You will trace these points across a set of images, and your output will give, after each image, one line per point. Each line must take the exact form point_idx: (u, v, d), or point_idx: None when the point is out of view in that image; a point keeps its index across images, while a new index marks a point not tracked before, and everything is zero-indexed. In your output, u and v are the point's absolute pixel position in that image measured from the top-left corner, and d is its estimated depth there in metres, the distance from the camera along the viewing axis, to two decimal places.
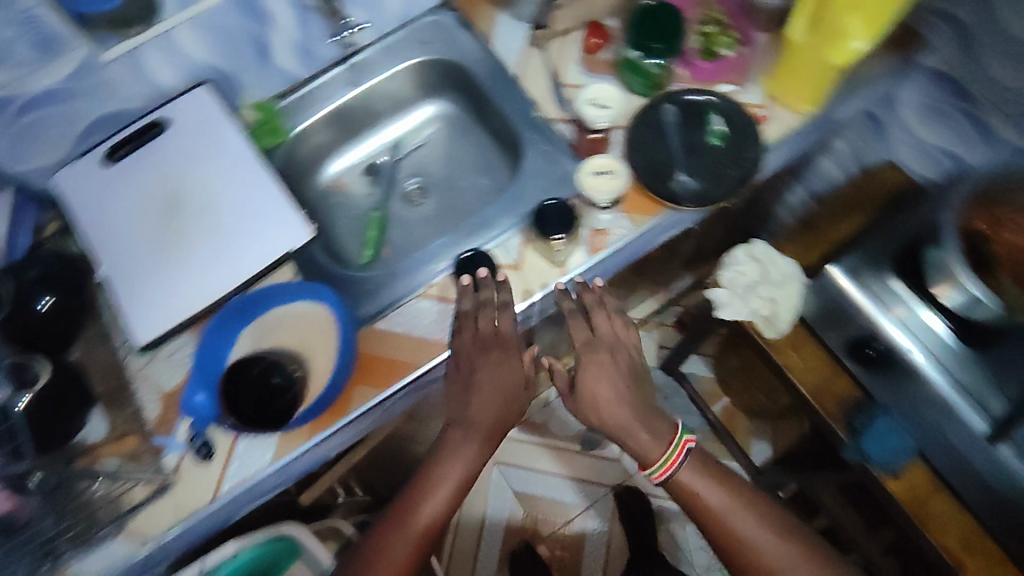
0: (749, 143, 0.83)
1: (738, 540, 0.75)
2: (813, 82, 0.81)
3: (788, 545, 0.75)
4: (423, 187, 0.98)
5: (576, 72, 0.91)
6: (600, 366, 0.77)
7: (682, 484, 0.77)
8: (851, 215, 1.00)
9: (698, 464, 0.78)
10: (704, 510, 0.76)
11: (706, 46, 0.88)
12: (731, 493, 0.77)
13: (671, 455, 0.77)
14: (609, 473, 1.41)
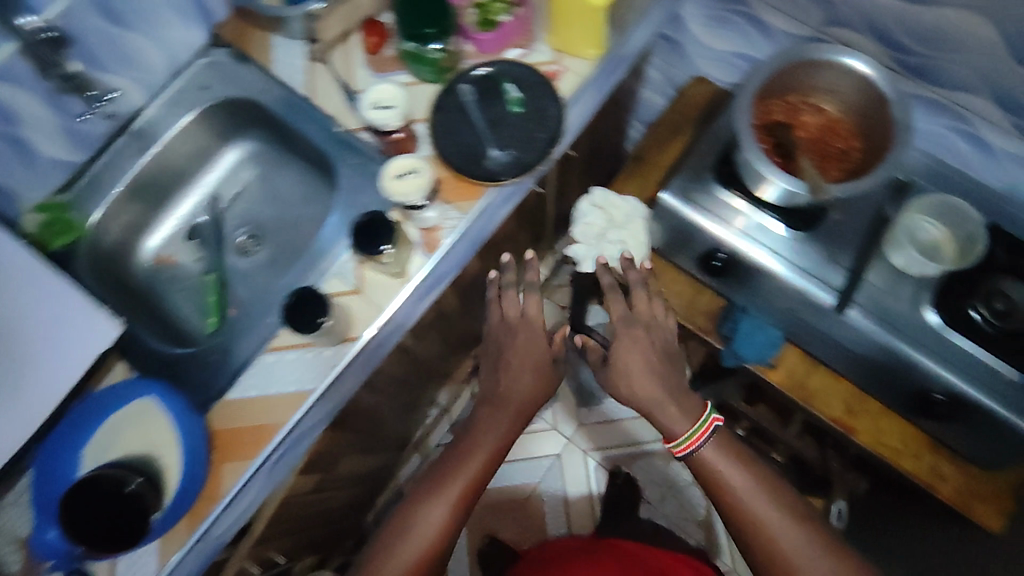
0: (548, 100, 0.82)
1: (762, 526, 0.77)
2: (586, 27, 0.81)
3: (815, 547, 0.75)
4: (255, 235, 0.94)
5: (365, 76, 0.87)
6: (636, 342, 0.87)
7: (703, 459, 0.82)
8: (672, 139, 1.05)
9: (719, 446, 0.82)
10: (738, 506, 0.79)
11: (483, 15, 0.84)
12: (754, 473, 0.81)
13: (695, 431, 0.82)
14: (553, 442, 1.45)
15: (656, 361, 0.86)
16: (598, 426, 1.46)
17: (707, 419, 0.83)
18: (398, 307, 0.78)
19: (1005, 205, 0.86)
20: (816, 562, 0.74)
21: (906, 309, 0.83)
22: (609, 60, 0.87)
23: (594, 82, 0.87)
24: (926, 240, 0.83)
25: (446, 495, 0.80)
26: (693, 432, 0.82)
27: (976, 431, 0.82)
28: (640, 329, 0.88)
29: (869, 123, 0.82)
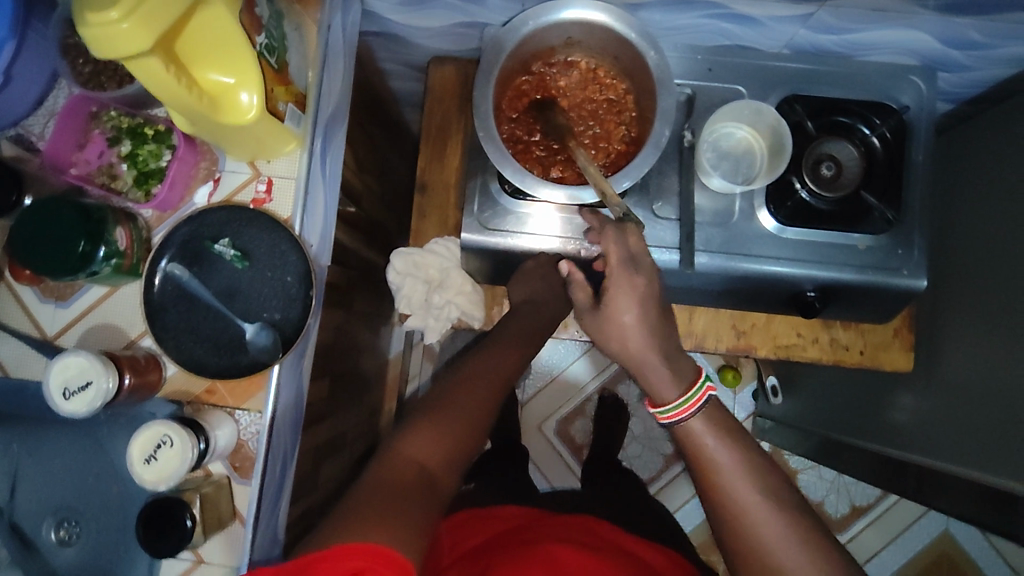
0: (274, 236, 0.65)
1: (740, 518, 0.56)
2: (264, 140, 0.62)
3: (808, 550, 0.54)
4: (63, 522, 0.67)
5: (52, 312, 0.66)
6: (633, 290, 0.61)
7: (688, 432, 0.60)
8: (449, 146, 0.88)
9: (714, 418, 0.61)
10: (722, 490, 0.57)
11: (138, 171, 0.65)
12: (741, 447, 0.59)
13: (693, 394, 0.60)
14: (542, 405, 1.44)
15: (655, 313, 0.62)
16: (538, 398, 1.44)
17: (703, 384, 0.61)
18: (251, 553, 0.65)
19: (793, 66, 0.78)
20: (807, 567, 0.53)
21: (748, 227, 0.77)
22: (317, 136, 0.68)
23: (315, 177, 0.69)
24: (735, 147, 0.77)
25: (480, 378, 0.67)
26: (689, 396, 0.60)
27: (855, 301, 0.81)
28: (635, 267, 0.61)
29: (625, 64, 0.70)
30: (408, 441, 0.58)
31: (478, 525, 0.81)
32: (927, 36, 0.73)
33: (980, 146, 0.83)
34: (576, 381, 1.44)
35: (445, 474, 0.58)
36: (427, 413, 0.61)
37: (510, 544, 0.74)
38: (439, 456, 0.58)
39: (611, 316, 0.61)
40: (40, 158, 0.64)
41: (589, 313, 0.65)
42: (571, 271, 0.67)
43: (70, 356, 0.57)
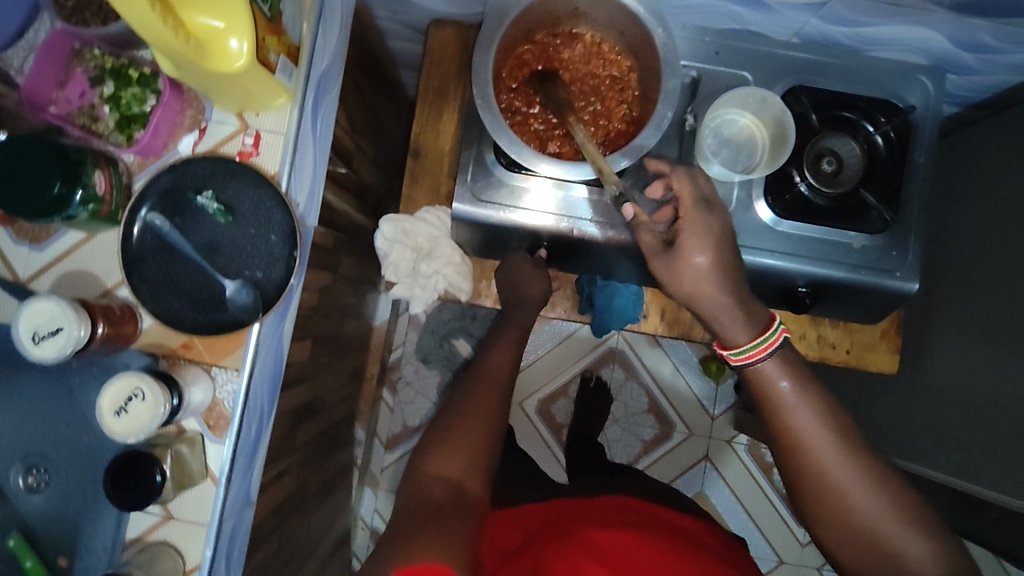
0: (259, 193, 0.63)
1: (805, 451, 0.59)
2: (252, 91, 0.60)
3: (875, 486, 0.57)
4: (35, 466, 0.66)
5: (25, 254, 0.64)
6: (708, 233, 0.62)
7: (762, 376, 0.60)
8: (445, 113, 0.86)
9: (787, 362, 0.61)
10: (791, 427, 0.59)
11: (120, 115, 0.63)
12: (812, 385, 0.60)
13: (764, 339, 0.60)
14: (526, 382, 1.44)
15: (729, 259, 0.62)
16: (522, 375, 1.44)
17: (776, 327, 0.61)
18: (221, 512, 0.65)
19: (800, 56, 0.76)
20: (868, 497, 0.57)
21: (745, 218, 0.76)
22: (309, 92, 0.66)
23: (304, 134, 0.67)
24: (738, 135, 0.75)
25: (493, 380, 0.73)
26: (763, 338, 0.61)
27: (843, 300, 0.80)
28: (708, 209, 0.63)
29: (631, 41, 0.69)
30: (435, 464, 0.64)
31: (510, 525, 0.82)
32: (939, 35, 0.72)
33: (982, 153, 0.82)
34: (561, 361, 1.44)
35: (472, 483, 0.63)
36: (450, 432, 0.66)
37: (552, 535, 0.76)
38: (462, 471, 0.64)
39: (681, 257, 0.61)
40: (18, 93, 0.61)
41: (658, 256, 0.63)
42: (637, 214, 0.64)
43: (40, 302, 0.55)
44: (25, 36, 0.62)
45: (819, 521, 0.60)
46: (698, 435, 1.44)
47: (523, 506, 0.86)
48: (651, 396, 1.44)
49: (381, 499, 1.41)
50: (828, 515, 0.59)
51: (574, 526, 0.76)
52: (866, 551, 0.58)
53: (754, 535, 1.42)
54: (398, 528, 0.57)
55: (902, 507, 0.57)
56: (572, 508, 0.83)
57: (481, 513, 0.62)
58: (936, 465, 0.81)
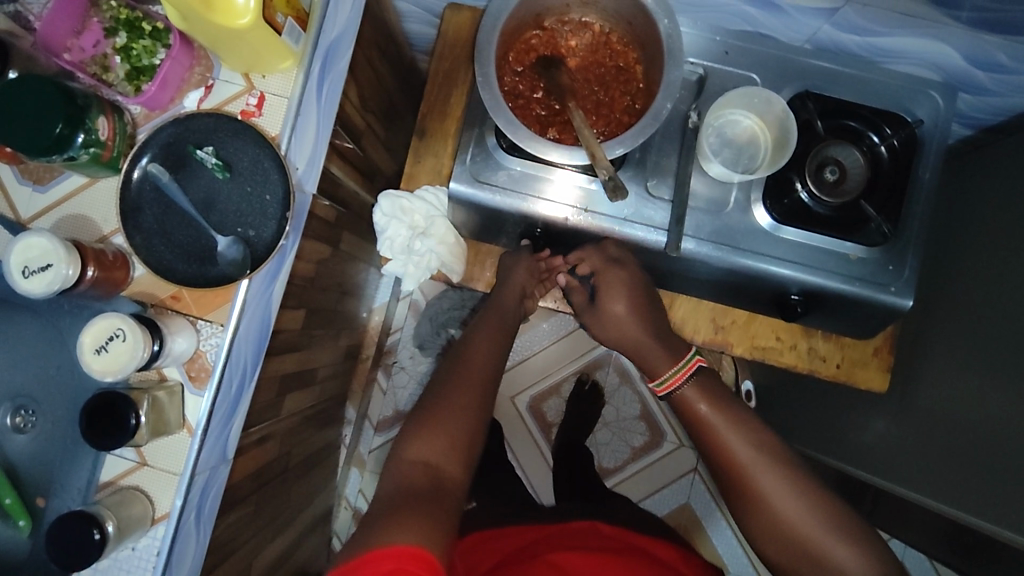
0: (258, 152, 0.64)
1: (735, 465, 0.63)
2: (257, 50, 0.61)
3: (800, 495, 0.60)
4: (21, 403, 0.68)
5: (32, 196, 0.66)
6: (623, 284, 0.74)
7: (685, 402, 0.68)
8: (454, 94, 0.87)
9: (704, 388, 0.68)
10: (716, 444, 0.64)
11: (131, 66, 0.65)
12: (730, 408, 0.66)
13: (682, 365, 0.70)
14: (521, 375, 1.44)
15: (642, 301, 0.75)
16: (517, 368, 1.44)
17: (691, 358, 0.71)
18: (194, 463, 0.65)
19: (810, 62, 0.76)
20: (796, 504, 0.59)
21: (741, 220, 0.75)
22: (316, 58, 0.67)
23: (308, 100, 0.68)
24: (740, 135, 0.75)
25: (475, 366, 0.72)
26: (676, 369, 0.70)
27: (837, 311, 0.80)
28: (619, 264, 0.75)
29: (638, 32, 0.69)
30: (411, 442, 0.64)
31: (485, 546, 0.80)
32: (953, 50, 0.71)
33: (990, 175, 0.81)
34: (558, 358, 1.44)
35: (445, 460, 0.63)
36: (427, 415, 0.66)
37: (529, 559, 0.75)
38: (440, 454, 0.63)
39: (604, 309, 0.75)
40: (33, 37, 0.63)
41: (586, 309, 0.78)
42: (568, 280, 0.80)
43: (33, 237, 0.57)
44: None
45: (765, 540, 0.61)
46: (687, 446, 1.43)
47: (500, 529, 0.84)
48: (643, 403, 1.44)
49: (366, 480, 1.41)
50: (767, 532, 0.60)
51: (550, 551, 0.76)
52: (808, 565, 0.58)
53: (736, 554, 1.40)
54: (375, 506, 0.58)
55: (830, 515, 0.59)
56: (549, 535, 0.81)
57: (451, 493, 0.61)
58: (921, 489, 0.80)
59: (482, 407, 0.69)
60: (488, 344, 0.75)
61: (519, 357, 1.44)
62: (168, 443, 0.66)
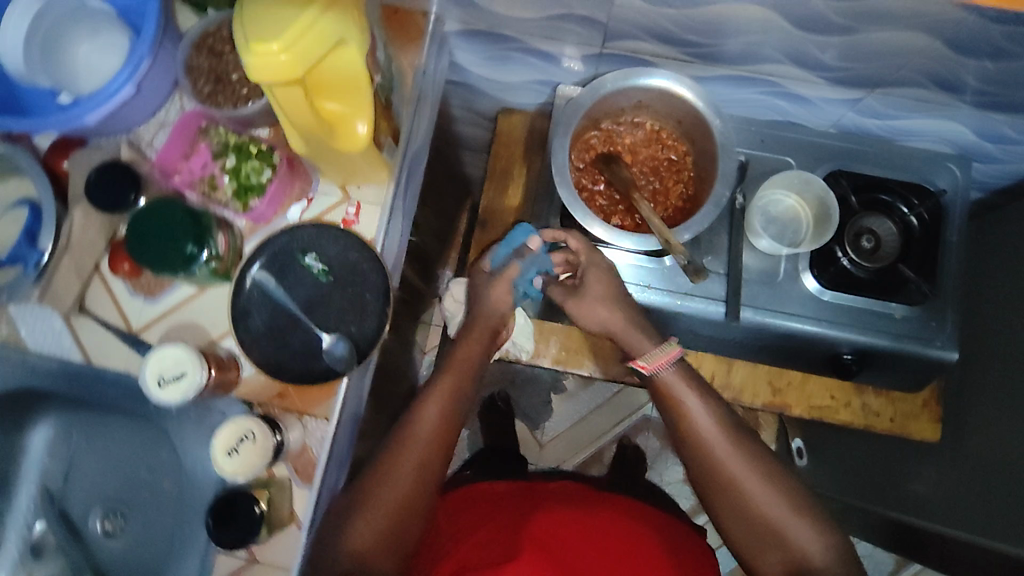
0: (359, 257, 0.69)
1: (707, 448, 0.67)
2: (360, 169, 0.67)
3: (772, 485, 0.66)
4: (119, 514, 0.81)
5: (145, 307, 0.72)
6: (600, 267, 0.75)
7: (665, 385, 0.70)
8: (511, 188, 0.95)
9: (684, 374, 0.71)
10: (696, 434, 0.68)
11: (239, 184, 0.71)
12: (711, 399, 0.70)
13: (662, 353, 0.71)
14: (563, 441, 1.45)
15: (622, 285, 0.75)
16: (561, 438, 1.46)
17: (669, 343, 0.72)
18: (304, 557, 0.67)
19: (837, 144, 0.84)
20: (765, 492, 0.66)
21: (791, 288, 0.81)
22: (403, 168, 0.74)
23: (396, 204, 0.75)
24: (783, 214, 0.82)
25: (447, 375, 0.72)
26: (660, 351, 0.71)
27: (888, 367, 0.84)
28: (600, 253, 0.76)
29: (686, 129, 0.78)
30: (426, 397, 0.70)
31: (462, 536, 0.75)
32: (964, 127, 0.79)
33: (1007, 233, 0.88)
34: (599, 419, 1.46)
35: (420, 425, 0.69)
36: None
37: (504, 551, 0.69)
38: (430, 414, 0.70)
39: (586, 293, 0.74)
40: (151, 164, 0.71)
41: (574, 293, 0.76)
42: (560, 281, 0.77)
43: (167, 348, 0.61)
44: (157, 114, 0.73)
45: (749, 550, 0.67)
46: None
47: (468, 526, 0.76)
48: None
49: None
50: (746, 530, 0.66)
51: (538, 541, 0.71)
52: (761, 544, 0.66)
53: None
54: None
55: (788, 494, 0.66)
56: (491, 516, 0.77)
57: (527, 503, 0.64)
58: (962, 527, 0.81)
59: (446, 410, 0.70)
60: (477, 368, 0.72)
61: (562, 424, 1.46)
62: (279, 538, 0.67)
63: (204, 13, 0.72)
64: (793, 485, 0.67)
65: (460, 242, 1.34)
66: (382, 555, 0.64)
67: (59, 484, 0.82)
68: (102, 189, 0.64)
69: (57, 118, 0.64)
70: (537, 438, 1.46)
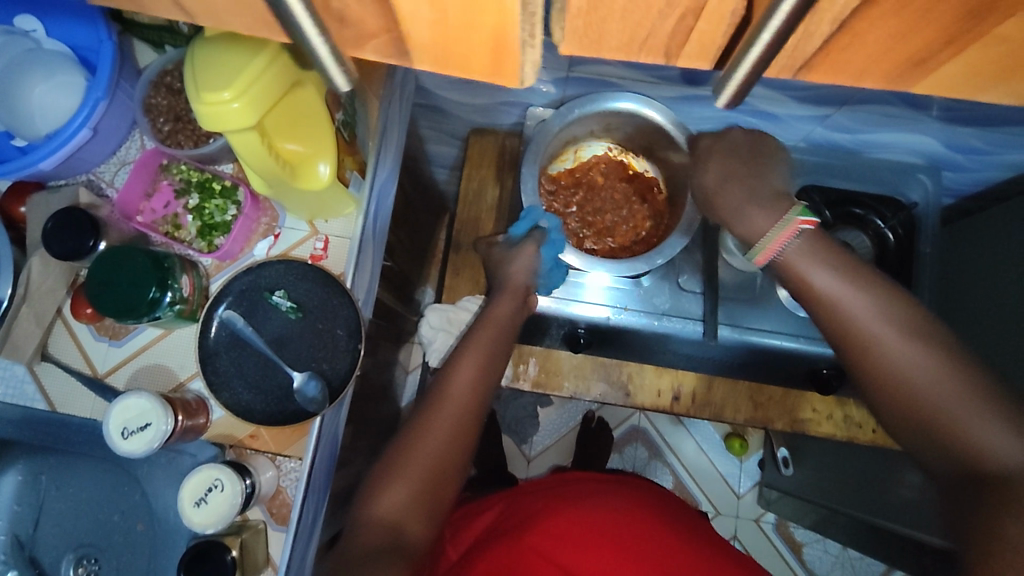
0: (329, 290, 0.68)
1: (851, 326, 0.53)
2: (328, 205, 0.67)
3: (939, 363, 0.50)
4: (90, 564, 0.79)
5: (109, 350, 0.70)
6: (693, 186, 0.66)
7: (791, 265, 0.56)
8: (485, 211, 0.94)
9: (817, 246, 0.55)
10: (838, 311, 0.53)
11: (203, 223, 0.70)
12: (852, 273, 0.54)
13: (782, 227, 0.56)
14: (553, 455, 1.43)
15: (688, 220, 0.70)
16: (549, 452, 1.44)
17: (790, 219, 0.56)
18: None
19: (807, 159, 0.84)
20: (933, 373, 0.50)
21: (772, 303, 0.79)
22: (371, 199, 0.73)
23: (365, 237, 0.73)
24: None
25: (473, 339, 0.69)
26: (775, 233, 0.57)
27: None
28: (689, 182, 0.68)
29: (656, 148, 0.79)
30: (456, 363, 0.67)
31: (496, 529, 0.71)
32: (932, 140, 0.79)
33: (979, 240, 0.88)
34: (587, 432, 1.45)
35: (446, 403, 0.65)
36: (514, 534, 0.68)
37: (534, 528, 0.67)
38: (471, 374, 0.66)
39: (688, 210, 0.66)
40: (111, 205, 0.70)
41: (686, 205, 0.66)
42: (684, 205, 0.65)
43: (130, 399, 0.61)
44: (116, 154, 0.72)
45: (917, 440, 0.51)
46: (725, 513, 1.42)
47: (510, 513, 0.73)
48: (675, 474, 1.43)
49: None
50: (909, 417, 0.51)
51: (562, 516, 0.68)
52: (926, 438, 0.50)
53: None
54: None
55: (964, 375, 0.49)
56: (497, 522, 0.72)
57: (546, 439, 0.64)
58: None
59: (471, 391, 0.66)
60: (480, 362, 0.67)
61: (550, 437, 1.44)
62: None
63: (164, 51, 0.71)
64: (952, 341, 0.51)
65: (438, 259, 1.32)
66: (415, 520, 0.61)
67: (28, 531, 0.74)
68: (59, 236, 0.63)
69: (11, 165, 0.62)
70: (524, 453, 1.44)
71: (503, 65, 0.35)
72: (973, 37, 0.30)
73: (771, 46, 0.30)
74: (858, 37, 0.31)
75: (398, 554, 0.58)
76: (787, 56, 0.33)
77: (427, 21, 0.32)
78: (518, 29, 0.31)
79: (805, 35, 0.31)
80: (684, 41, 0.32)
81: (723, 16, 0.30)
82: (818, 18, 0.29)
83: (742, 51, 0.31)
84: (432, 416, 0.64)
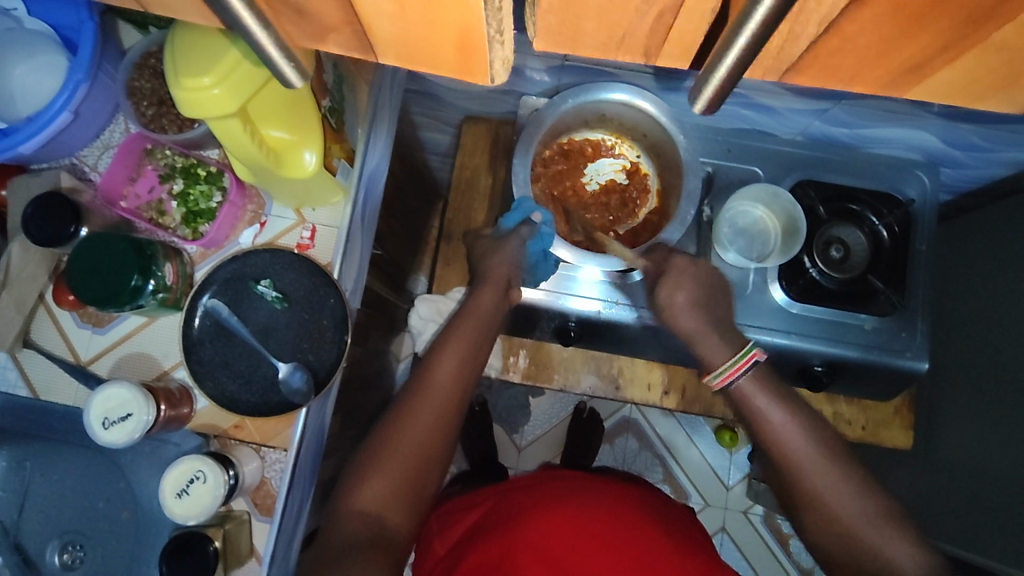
0: (315, 280, 0.67)
1: (793, 465, 0.62)
2: (316, 193, 0.66)
3: (857, 490, 0.60)
4: None
5: (93, 338, 0.69)
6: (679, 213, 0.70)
7: (744, 395, 0.64)
8: (477, 200, 0.93)
9: (766, 378, 0.65)
10: (780, 448, 0.63)
11: (187, 211, 0.69)
12: (803, 421, 0.63)
13: (738, 360, 0.64)
14: (543, 445, 1.44)
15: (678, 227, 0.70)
16: (540, 442, 1.44)
17: (747, 351, 0.65)
18: None
19: (804, 154, 0.83)
20: (861, 505, 0.60)
21: (761, 301, 0.80)
22: (360, 188, 0.72)
23: (353, 226, 0.72)
24: (753, 226, 0.80)
25: (456, 333, 0.68)
26: (733, 362, 0.64)
27: (856, 377, 0.84)
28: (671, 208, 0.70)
29: (652, 140, 0.78)
30: (438, 351, 0.66)
31: (483, 523, 0.71)
32: (931, 136, 0.79)
33: (974, 239, 0.87)
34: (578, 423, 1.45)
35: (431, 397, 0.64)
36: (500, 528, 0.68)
37: (522, 523, 0.67)
38: (455, 369, 0.66)
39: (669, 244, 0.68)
40: (94, 190, 0.68)
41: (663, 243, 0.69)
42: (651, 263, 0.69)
43: (111, 389, 0.60)
44: (100, 138, 0.70)
45: (828, 552, 0.61)
46: (714, 505, 1.42)
47: (499, 507, 0.73)
48: (665, 466, 1.44)
49: None
50: (829, 534, 0.61)
51: (548, 510, 0.68)
52: (844, 547, 0.60)
53: None
54: None
55: (880, 503, 0.60)
56: (484, 518, 0.72)
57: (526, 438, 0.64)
58: (953, 540, 0.82)
59: (454, 385, 0.65)
60: (467, 356, 0.67)
61: (541, 427, 1.44)
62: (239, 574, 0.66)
63: (147, 32, 0.69)
64: (863, 474, 0.62)
65: (433, 247, 1.31)
66: (397, 513, 0.61)
67: (13, 517, 0.69)
68: (40, 222, 0.61)
69: None
70: (515, 442, 1.44)
71: (471, 64, 0.35)
72: (965, 45, 0.29)
73: (748, 50, 0.29)
74: (845, 39, 0.30)
75: (376, 551, 0.58)
76: (772, 57, 0.32)
77: (388, 15, 0.31)
78: (483, 26, 0.31)
79: (792, 37, 0.30)
80: (661, 40, 0.32)
81: (703, 13, 0.29)
82: (804, 18, 0.28)
83: (720, 53, 0.29)
84: (417, 402, 0.64)
